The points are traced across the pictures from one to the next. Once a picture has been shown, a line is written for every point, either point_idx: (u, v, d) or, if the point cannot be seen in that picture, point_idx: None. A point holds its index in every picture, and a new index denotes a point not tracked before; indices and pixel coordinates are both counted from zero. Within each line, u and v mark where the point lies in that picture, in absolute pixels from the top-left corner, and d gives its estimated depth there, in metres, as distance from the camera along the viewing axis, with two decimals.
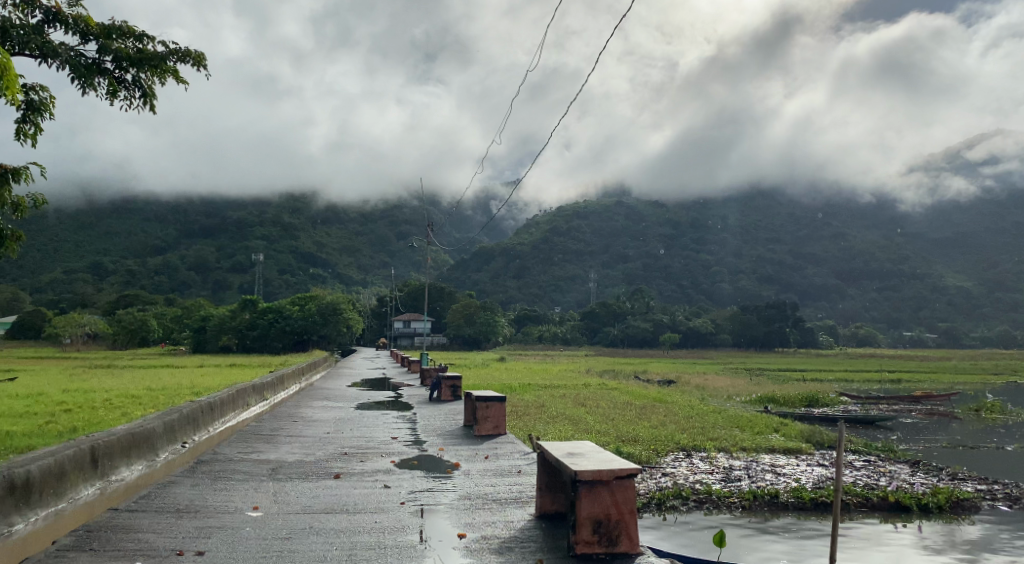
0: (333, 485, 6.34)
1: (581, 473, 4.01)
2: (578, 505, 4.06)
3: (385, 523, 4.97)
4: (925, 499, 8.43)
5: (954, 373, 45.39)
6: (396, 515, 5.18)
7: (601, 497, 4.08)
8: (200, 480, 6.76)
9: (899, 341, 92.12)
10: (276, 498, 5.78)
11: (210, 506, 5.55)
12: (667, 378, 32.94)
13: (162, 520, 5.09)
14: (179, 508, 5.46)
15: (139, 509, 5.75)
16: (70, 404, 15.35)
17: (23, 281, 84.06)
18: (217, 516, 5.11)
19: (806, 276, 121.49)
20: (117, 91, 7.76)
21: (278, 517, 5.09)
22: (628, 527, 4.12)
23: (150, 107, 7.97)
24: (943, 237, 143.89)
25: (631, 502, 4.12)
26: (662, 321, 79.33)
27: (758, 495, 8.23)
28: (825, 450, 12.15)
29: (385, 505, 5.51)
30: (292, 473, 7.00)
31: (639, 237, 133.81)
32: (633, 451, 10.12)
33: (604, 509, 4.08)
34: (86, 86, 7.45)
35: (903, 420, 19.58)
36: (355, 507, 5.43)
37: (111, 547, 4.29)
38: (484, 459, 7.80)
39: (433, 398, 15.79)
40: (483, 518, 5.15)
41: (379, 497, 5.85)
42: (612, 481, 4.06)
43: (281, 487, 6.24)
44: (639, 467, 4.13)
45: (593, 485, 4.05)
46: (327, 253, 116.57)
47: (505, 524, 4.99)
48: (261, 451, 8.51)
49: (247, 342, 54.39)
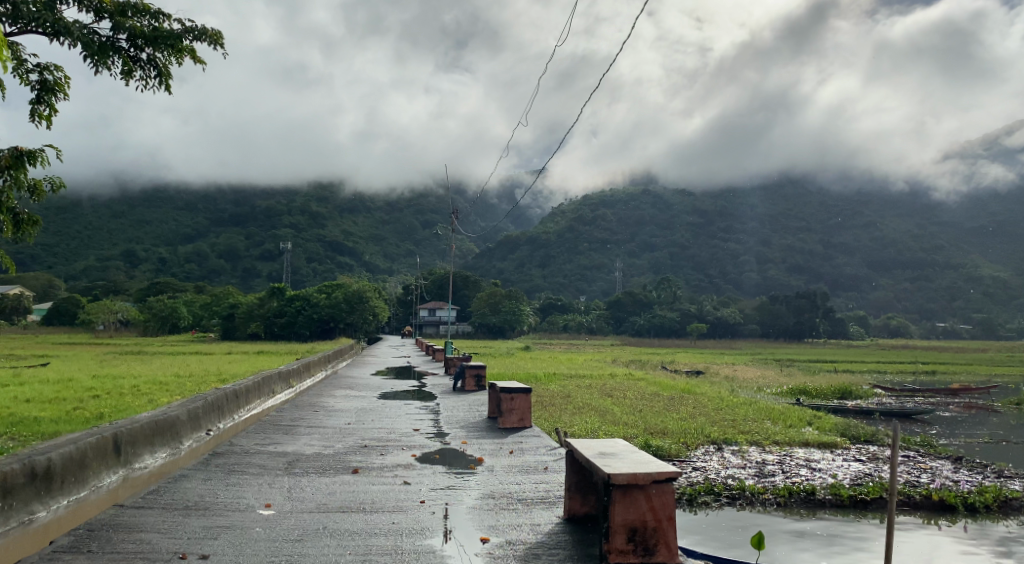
0: (349, 482, 6.17)
1: (613, 475, 3.84)
2: (611, 511, 3.86)
3: (406, 523, 4.82)
4: (971, 499, 8.05)
5: (988, 365, 44.33)
6: (418, 515, 5.04)
7: (636, 502, 3.88)
8: (214, 474, 6.68)
9: (932, 332, 90.37)
10: (290, 494, 5.67)
11: (221, 502, 5.45)
12: (694, 368, 32.66)
13: (170, 517, 5.00)
14: (188, 505, 5.36)
15: (150, 504, 5.63)
16: (99, 389, 15.55)
17: (58, 268, 86.08)
18: (228, 515, 4.99)
19: (836, 264, 119.36)
20: (133, 70, 7.61)
21: (290, 516, 4.96)
22: (667, 536, 3.89)
23: (166, 86, 7.79)
24: (980, 226, 140.32)
25: (669, 509, 3.91)
26: (689, 310, 78.64)
27: (795, 492, 7.94)
28: (862, 446, 11.78)
29: (404, 505, 5.34)
30: (309, 467, 6.88)
31: (665, 226, 132.51)
32: (662, 444, 9.85)
33: (639, 514, 3.88)
34: (99, 64, 7.30)
35: (941, 413, 19.02)
36: (373, 506, 5.29)
37: (111, 548, 4.18)
38: (509, 454, 7.62)
39: (456, 387, 15.69)
40: (507, 520, 4.97)
41: (399, 495, 5.70)
42: (648, 483, 3.87)
43: (295, 483, 6.11)
44: (679, 472, 3.94)
45: (627, 490, 3.87)
46: (354, 241, 117.37)
47: (532, 526, 4.80)
48: (280, 443, 8.42)
49: (275, 328, 55.57)
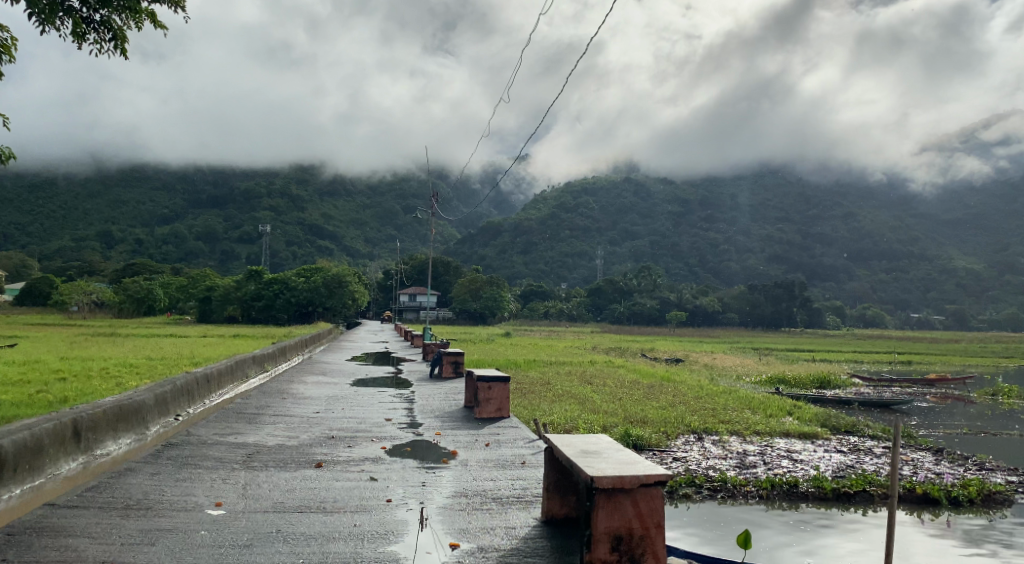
0: (312, 477, 5.94)
1: (598, 478, 3.64)
2: (595, 518, 3.65)
3: (369, 526, 4.58)
4: (955, 492, 8.00)
5: (961, 355, 44.97)
6: (384, 517, 4.80)
7: (621, 507, 3.69)
8: (169, 466, 6.29)
9: (907, 323, 91.83)
10: (245, 492, 5.40)
11: (166, 501, 5.12)
12: (674, 356, 32.83)
13: (107, 517, 4.67)
14: (129, 504, 4.99)
15: (92, 496, 5.23)
16: (66, 372, 15.10)
17: (32, 248, 84.33)
18: (173, 515, 4.71)
19: (816, 255, 120.50)
20: (85, 34, 7.05)
21: (242, 518, 4.69)
22: (653, 545, 3.69)
23: (121, 51, 7.24)
24: (955, 219, 142.50)
25: (657, 515, 3.71)
26: (669, 299, 79.12)
27: (776, 484, 7.84)
28: (845, 437, 11.68)
29: (369, 505, 5.10)
30: (268, 461, 6.59)
31: (647, 215, 132.80)
32: (642, 433, 9.72)
33: (624, 522, 3.68)
34: (47, 25, 6.74)
35: (918, 404, 19.17)
36: (336, 506, 5.06)
37: (31, 557, 3.82)
38: (484, 448, 7.42)
39: (434, 374, 15.49)
40: (480, 522, 4.75)
41: (365, 492, 5.46)
42: (636, 486, 3.68)
43: (252, 479, 5.84)
44: (667, 475, 3.74)
45: (612, 493, 3.68)
46: (334, 225, 116.31)
47: (507, 530, 4.60)
48: (241, 433, 8.04)
49: (252, 312, 55.25)
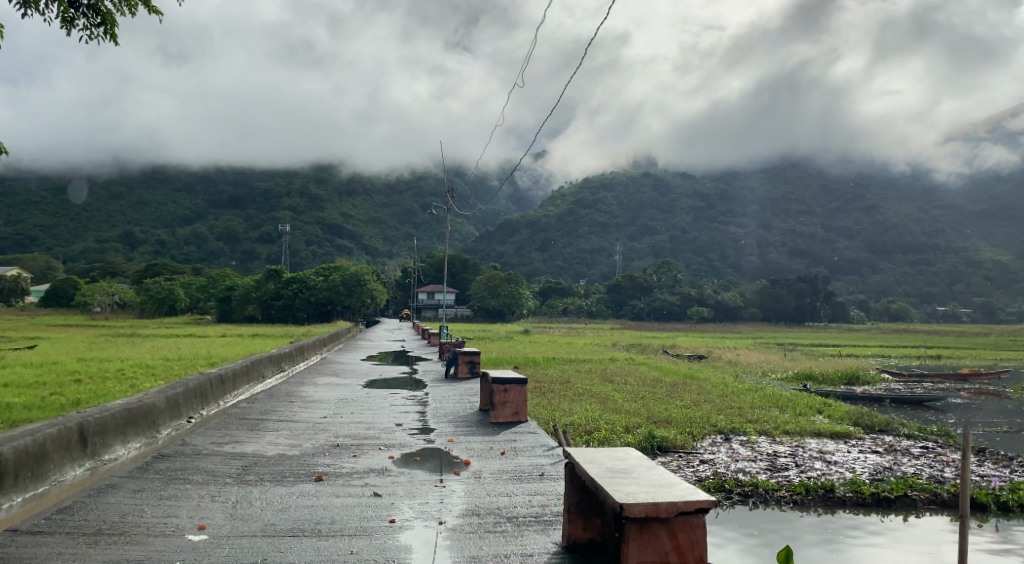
0: (310, 493, 5.66)
1: (629, 506, 3.34)
2: (625, 551, 3.37)
3: (368, 553, 4.32)
4: (1004, 497, 7.56)
5: (991, 349, 43.79)
6: (383, 542, 4.53)
7: (658, 539, 3.38)
8: (164, 477, 5.97)
9: (934, 315, 89.82)
10: (234, 511, 5.15)
11: (147, 522, 4.82)
12: (697, 352, 32.26)
13: (83, 538, 4.38)
14: (106, 526, 4.66)
15: (81, 508, 4.93)
16: (82, 374, 15.10)
17: (57, 250, 85.78)
18: (154, 540, 4.47)
19: (838, 248, 118.42)
20: (72, 17, 6.79)
21: (223, 545, 4.44)
22: None
23: (109, 35, 6.96)
24: (983, 209, 139.33)
25: (697, 547, 3.40)
26: (690, 294, 78.16)
27: (811, 489, 7.45)
28: (879, 436, 11.26)
29: (369, 527, 4.83)
30: (264, 474, 6.36)
31: (667, 210, 131.78)
32: (665, 433, 9.38)
33: (660, 556, 3.38)
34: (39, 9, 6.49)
35: (955, 402, 18.37)
36: (331, 528, 4.78)
37: None
38: (499, 456, 7.13)
39: (450, 374, 15.22)
40: (495, 547, 4.47)
41: (364, 511, 5.19)
42: (672, 515, 3.37)
43: (246, 495, 5.61)
44: (711, 501, 3.42)
45: (645, 523, 3.38)
46: (353, 224, 116.90)
47: (522, 558, 4.29)
48: (240, 441, 7.73)
49: (272, 310, 55.41)
